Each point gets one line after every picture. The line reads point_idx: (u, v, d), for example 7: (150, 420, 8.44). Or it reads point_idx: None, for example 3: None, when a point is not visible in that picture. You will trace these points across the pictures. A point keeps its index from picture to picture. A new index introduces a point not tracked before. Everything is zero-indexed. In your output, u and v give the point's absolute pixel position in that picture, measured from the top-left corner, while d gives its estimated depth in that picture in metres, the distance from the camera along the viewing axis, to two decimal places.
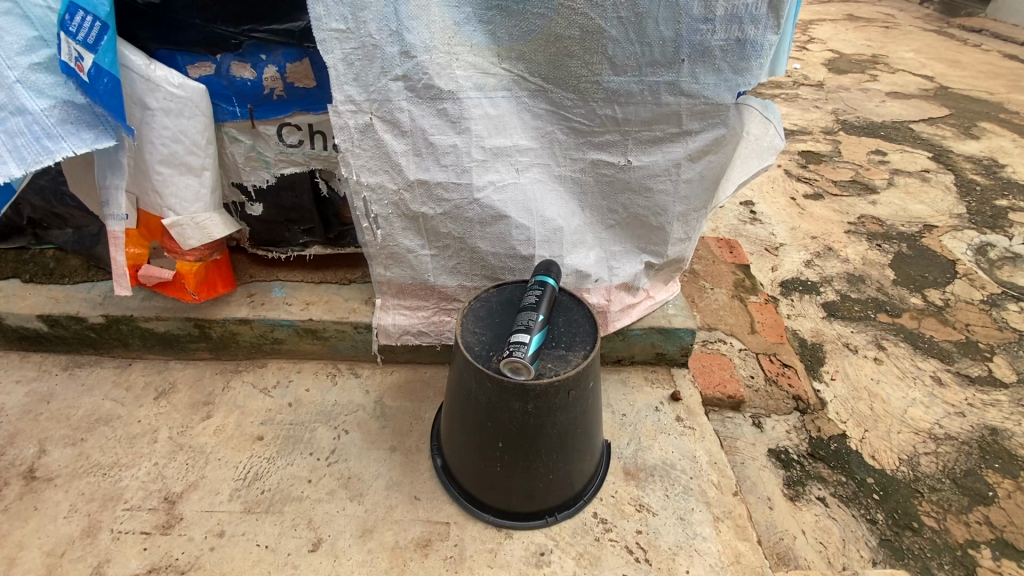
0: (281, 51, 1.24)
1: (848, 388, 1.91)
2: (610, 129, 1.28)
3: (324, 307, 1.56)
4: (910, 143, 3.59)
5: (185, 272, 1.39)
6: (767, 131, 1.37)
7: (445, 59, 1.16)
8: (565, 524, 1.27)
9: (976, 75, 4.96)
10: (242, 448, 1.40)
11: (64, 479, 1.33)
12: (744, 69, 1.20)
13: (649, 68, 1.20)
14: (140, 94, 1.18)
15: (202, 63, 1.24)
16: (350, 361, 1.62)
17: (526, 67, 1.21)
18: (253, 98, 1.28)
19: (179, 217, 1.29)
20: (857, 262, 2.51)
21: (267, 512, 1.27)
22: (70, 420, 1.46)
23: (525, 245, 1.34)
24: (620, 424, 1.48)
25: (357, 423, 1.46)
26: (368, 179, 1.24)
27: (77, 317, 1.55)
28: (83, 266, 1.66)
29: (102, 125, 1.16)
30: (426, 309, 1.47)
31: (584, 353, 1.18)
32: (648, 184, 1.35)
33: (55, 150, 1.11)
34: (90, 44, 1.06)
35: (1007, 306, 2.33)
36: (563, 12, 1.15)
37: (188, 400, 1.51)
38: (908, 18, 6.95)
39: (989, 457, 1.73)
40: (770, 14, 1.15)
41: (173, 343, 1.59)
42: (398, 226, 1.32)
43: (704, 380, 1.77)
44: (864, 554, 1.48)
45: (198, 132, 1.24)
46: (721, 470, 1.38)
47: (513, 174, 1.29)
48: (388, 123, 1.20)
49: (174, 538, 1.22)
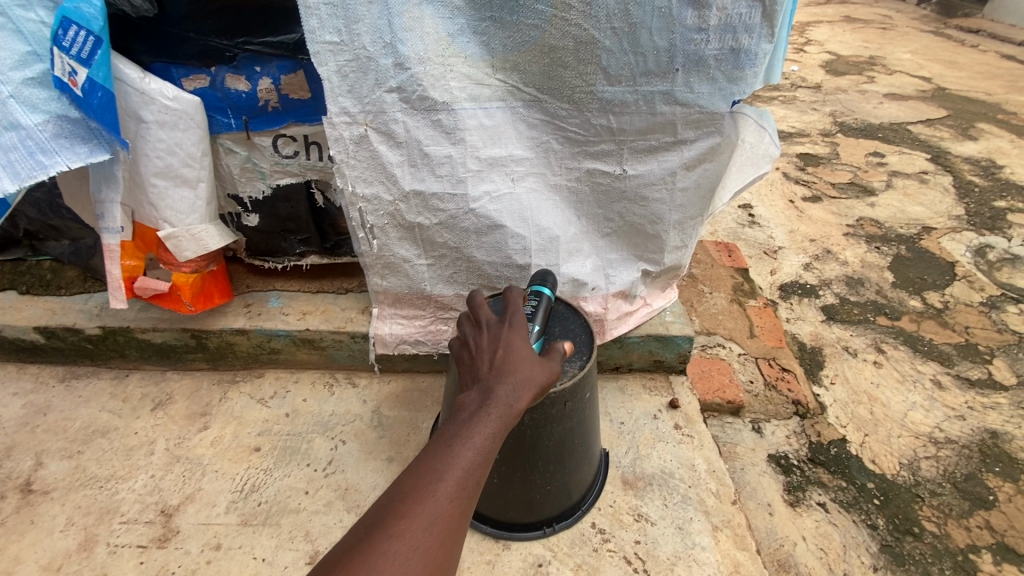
0: (276, 63, 1.24)
1: (847, 392, 1.91)
2: (605, 139, 1.28)
3: (321, 317, 1.56)
4: (908, 145, 3.59)
5: (181, 284, 1.38)
6: (762, 139, 1.37)
7: (440, 71, 1.16)
8: (563, 535, 1.26)
9: (973, 76, 4.96)
10: (239, 459, 1.40)
11: (61, 492, 1.33)
12: (738, 78, 1.20)
13: (643, 78, 1.20)
14: (134, 107, 1.17)
15: (198, 76, 1.24)
16: (347, 371, 1.61)
17: (520, 78, 1.20)
18: (248, 110, 1.28)
19: (175, 228, 1.29)
20: (856, 264, 2.51)
21: (264, 524, 1.27)
22: (67, 432, 1.45)
23: (521, 254, 1.34)
24: (618, 433, 1.48)
25: (355, 433, 1.46)
26: (363, 190, 1.24)
27: (73, 328, 1.54)
28: (79, 277, 1.66)
29: (96, 138, 1.16)
30: (423, 318, 1.47)
31: (580, 363, 1.18)
32: (644, 193, 1.35)
33: (49, 165, 1.10)
34: (84, 59, 1.05)
35: (1007, 308, 2.32)
36: (557, 24, 1.14)
37: (184, 412, 1.50)
38: (906, 18, 6.98)
39: (990, 461, 1.73)
40: (764, 24, 1.14)
41: (169, 354, 1.58)
42: (394, 237, 1.32)
43: (703, 386, 1.79)
44: (865, 560, 1.47)
45: (193, 144, 1.23)
46: (720, 478, 1.38)
47: (508, 183, 1.29)
48: (383, 134, 1.20)
49: (171, 552, 1.22)
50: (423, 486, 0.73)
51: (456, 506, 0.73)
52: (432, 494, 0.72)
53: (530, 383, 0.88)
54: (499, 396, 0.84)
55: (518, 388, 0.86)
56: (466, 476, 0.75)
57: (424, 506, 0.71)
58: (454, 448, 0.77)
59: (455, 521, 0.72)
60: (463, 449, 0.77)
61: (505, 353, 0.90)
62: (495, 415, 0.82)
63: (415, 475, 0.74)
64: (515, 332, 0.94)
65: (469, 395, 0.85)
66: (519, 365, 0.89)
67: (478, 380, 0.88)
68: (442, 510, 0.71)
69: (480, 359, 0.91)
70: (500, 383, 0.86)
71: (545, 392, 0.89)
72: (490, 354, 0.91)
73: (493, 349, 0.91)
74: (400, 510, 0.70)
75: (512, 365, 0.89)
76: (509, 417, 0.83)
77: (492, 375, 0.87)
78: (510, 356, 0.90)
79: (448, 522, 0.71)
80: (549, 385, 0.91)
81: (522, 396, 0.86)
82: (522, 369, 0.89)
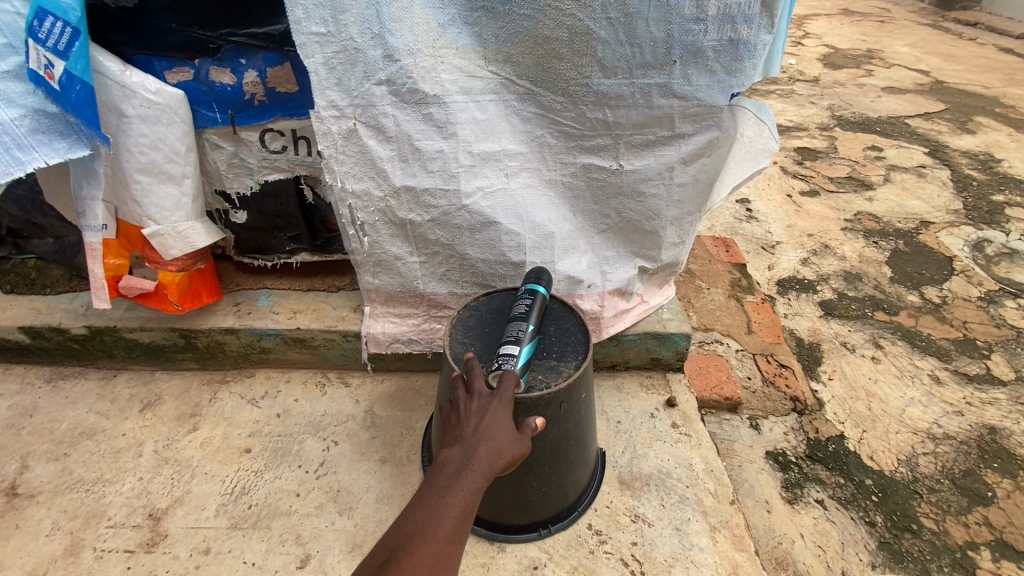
0: (261, 55, 1.20)
1: (845, 388, 1.89)
2: (601, 133, 1.25)
3: (312, 315, 1.53)
4: (906, 138, 3.56)
5: (167, 283, 1.35)
6: (761, 133, 1.34)
7: (430, 63, 1.13)
8: (559, 537, 1.24)
9: (971, 69, 4.94)
10: (229, 461, 1.37)
11: (47, 496, 1.30)
12: (737, 70, 1.17)
13: (640, 70, 1.17)
14: (115, 101, 1.14)
15: (181, 69, 1.20)
16: (340, 370, 1.59)
17: (514, 69, 1.17)
18: (233, 104, 1.25)
19: (160, 226, 1.26)
20: (853, 259, 2.49)
21: (254, 528, 1.24)
22: (53, 434, 1.43)
23: (515, 252, 1.32)
24: (615, 432, 1.45)
25: (347, 434, 1.43)
26: (353, 186, 1.21)
27: (59, 328, 1.51)
28: (65, 275, 1.63)
29: (75, 133, 1.12)
30: (416, 316, 1.44)
31: (576, 363, 1.16)
32: (640, 189, 1.32)
33: (26, 161, 1.06)
34: (61, 51, 1.02)
35: (1005, 302, 2.31)
36: (551, 14, 1.11)
37: (174, 413, 1.48)
38: (903, 11, 6.94)
39: (988, 457, 1.71)
40: (764, 13, 1.11)
41: (158, 353, 1.55)
42: (385, 234, 1.29)
43: (700, 383, 1.77)
44: (864, 558, 1.45)
45: (177, 140, 1.20)
46: (718, 478, 1.36)
47: (502, 179, 1.26)
48: (372, 128, 1.16)
49: (159, 557, 1.19)
50: (421, 532, 0.80)
51: (449, 550, 0.81)
52: (429, 539, 0.80)
53: (511, 439, 0.94)
54: (481, 453, 0.89)
55: (500, 446, 0.92)
56: (456, 524, 0.82)
57: (424, 548, 0.79)
58: (443, 498, 0.84)
59: (448, 562, 0.80)
60: (452, 500, 0.84)
61: (490, 410, 0.95)
62: (478, 470, 0.88)
63: (413, 522, 0.81)
64: (501, 392, 0.99)
65: (453, 449, 0.90)
66: (502, 423, 0.95)
67: (461, 437, 0.92)
68: (438, 555, 0.79)
69: (466, 415, 0.96)
70: (483, 440, 0.91)
71: (523, 449, 0.96)
72: (475, 416, 0.95)
73: (480, 406, 0.96)
74: (404, 552, 0.78)
75: (496, 422, 0.94)
76: (491, 473, 0.89)
77: (477, 433, 0.92)
78: (494, 420, 0.94)
79: (442, 564, 0.79)
80: (526, 445, 0.98)
81: (501, 455, 0.91)
82: (504, 427, 0.95)
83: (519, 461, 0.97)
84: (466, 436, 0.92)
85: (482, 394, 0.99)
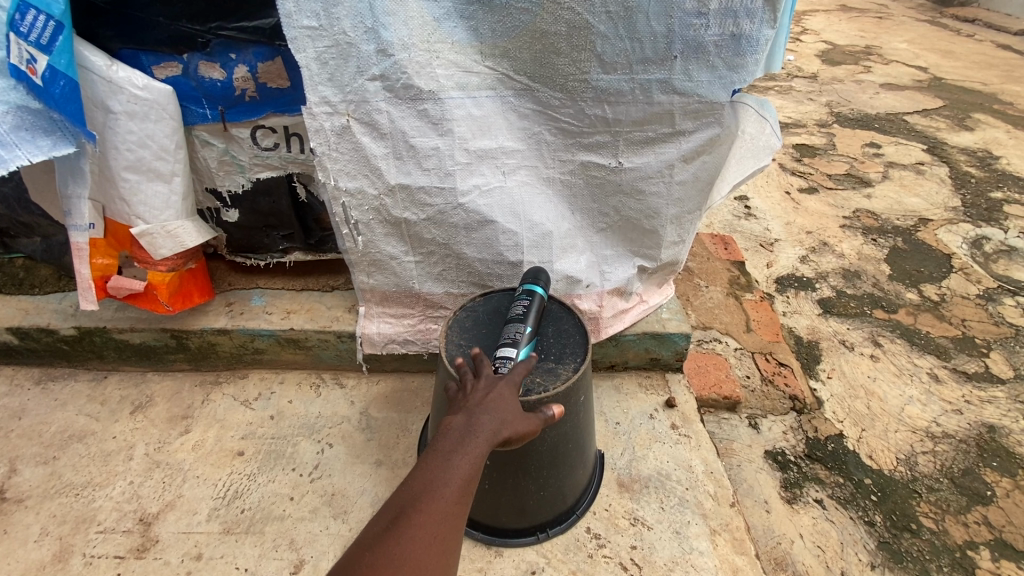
0: (252, 49, 1.17)
1: (845, 387, 1.87)
2: (600, 130, 1.23)
3: (306, 316, 1.50)
4: (904, 135, 3.55)
5: (157, 284, 1.32)
6: (763, 130, 1.32)
7: (425, 58, 1.10)
8: (557, 541, 1.22)
9: (969, 65, 4.93)
10: (221, 464, 1.34)
11: (35, 500, 1.27)
12: (739, 65, 1.14)
13: (640, 66, 1.15)
14: (101, 97, 1.11)
15: (169, 64, 1.17)
16: (334, 370, 1.56)
17: (510, 65, 1.15)
18: (224, 100, 1.22)
19: (149, 225, 1.23)
20: (852, 257, 2.47)
21: (247, 532, 1.22)
22: (41, 437, 1.40)
23: (512, 251, 1.29)
24: (613, 433, 1.44)
25: (341, 436, 1.41)
26: (346, 184, 1.18)
27: (48, 328, 1.48)
28: (53, 275, 1.60)
29: (60, 131, 1.09)
30: (412, 317, 1.42)
31: (574, 366, 1.13)
32: (640, 187, 1.30)
33: (9, 159, 1.02)
34: (44, 45, 1.00)
35: (1003, 300, 2.29)
36: (549, 7, 1.08)
37: (165, 415, 1.45)
38: (902, 7, 6.92)
39: (987, 456, 1.70)
40: (766, 8, 1.09)
41: (149, 354, 1.52)
42: (380, 233, 1.27)
43: (699, 382, 1.75)
44: (863, 558, 1.43)
45: (165, 136, 1.17)
46: (718, 480, 1.34)
47: (499, 177, 1.24)
48: (366, 125, 1.14)
49: (149, 562, 1.17)
50: (427, 492, 0.79)
51: (456, 510, 0.80)
52: (436, 498, 0.79)
53: (517, 413, 0.91)
54: (486, 422, 0.87)
55: (506, 418, 0.89)
56: (463, 485, 0.81)
57: (431, 508, 0.78)
58: (449, 461, 0.82)
59: (454, 522, 0.79)
60: (458, 462, 0.82)
61: (495, 386, 0.93)
62: (483, 436, 0.85)
63: (420, 481, 0.80)
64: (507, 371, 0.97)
65: (457, 417, 0.88)
66: (508, 399, 0.92)
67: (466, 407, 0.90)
68: (444, 515, 0.78)
69: (471, 390, 0.94)
70: (488, 411, 0.89)
71: (530, 425, 0.92)
72: (480, 390, 0.93)
73: (486, 383, 0.94)
74: (412, 508, 0.77)
75: (502, 397, 0.92)
76: (496, 441, 0.87)
77: (482, 403, 0.90)
78: (499, 395, 0.92)
79: (447, 526, 0.78)
80: (535, 422, 0.94)
81: (507, 426, 0.89)
82: (510, 402, 0.92)
83: (528, 437, 0.94)
84: (471, 406, 0.90)
85: (488, 373, 0.97)
